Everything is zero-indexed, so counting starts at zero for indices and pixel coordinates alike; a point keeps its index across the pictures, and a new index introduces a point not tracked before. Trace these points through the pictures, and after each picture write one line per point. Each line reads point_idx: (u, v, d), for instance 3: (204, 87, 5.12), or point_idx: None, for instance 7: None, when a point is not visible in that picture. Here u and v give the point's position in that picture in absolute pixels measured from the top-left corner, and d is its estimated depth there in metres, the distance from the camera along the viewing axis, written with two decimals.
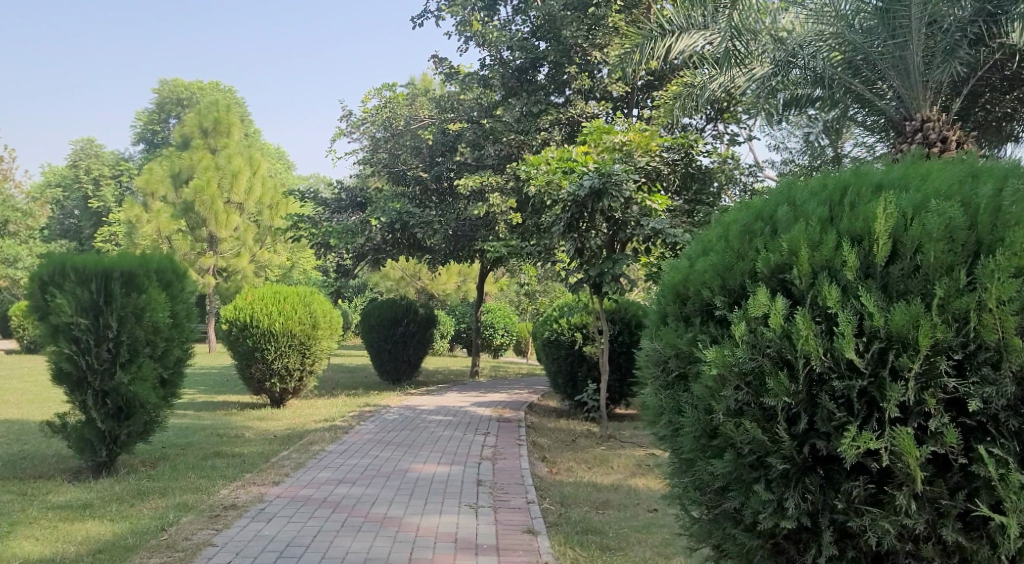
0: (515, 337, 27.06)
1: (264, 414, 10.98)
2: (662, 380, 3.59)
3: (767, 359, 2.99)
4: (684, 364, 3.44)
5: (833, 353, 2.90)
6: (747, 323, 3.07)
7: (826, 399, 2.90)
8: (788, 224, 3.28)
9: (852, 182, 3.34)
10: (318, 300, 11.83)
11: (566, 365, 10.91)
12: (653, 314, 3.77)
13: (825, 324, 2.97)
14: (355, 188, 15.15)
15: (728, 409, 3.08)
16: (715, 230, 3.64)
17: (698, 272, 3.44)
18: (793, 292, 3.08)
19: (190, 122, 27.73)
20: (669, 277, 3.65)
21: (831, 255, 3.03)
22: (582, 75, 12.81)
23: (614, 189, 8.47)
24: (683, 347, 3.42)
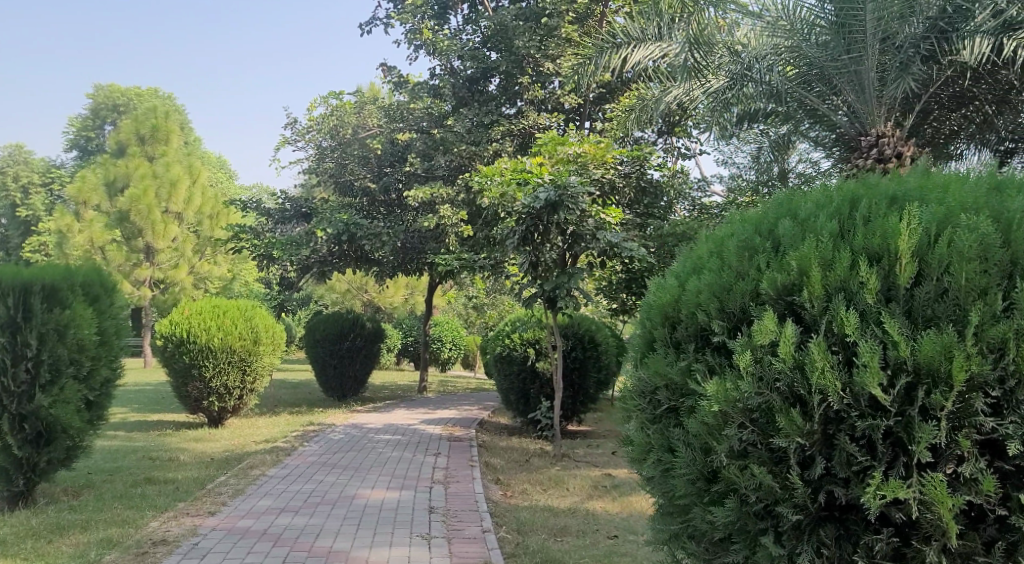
0: (463, 351, 26.73)
1: (201, 435, 10.46)
2: (650, 413, 3.38)
3: (776, 395, 2.80)
4: (676, 396, 3.22)
5: (853, 388, 2.70)
6: (752, 353, 2.88)
7: (846, 441, 2.71)
8: (795, 239, 3.08)
9: (862, 195, 3.18)
10: (260, 315, 11.35)
11: (519, 381, 10.63)
12: (638, 338, 3.56)
13: (843, 354, 2.76)
14: (300, 199, 14.70)
15: (732, 450, 2.90)
16: (708, 247, 3.46)
17: (691, 293, 3.24)
18: (804, 317, 2.89)
19: (127, 129, 26.80)
20: (656, 297, 3.44)
21: (847, 275, 2.84)
22: (534, 86, 12.62)
23: (570, 202, 8.25)
24: (675, 377, 3.21)
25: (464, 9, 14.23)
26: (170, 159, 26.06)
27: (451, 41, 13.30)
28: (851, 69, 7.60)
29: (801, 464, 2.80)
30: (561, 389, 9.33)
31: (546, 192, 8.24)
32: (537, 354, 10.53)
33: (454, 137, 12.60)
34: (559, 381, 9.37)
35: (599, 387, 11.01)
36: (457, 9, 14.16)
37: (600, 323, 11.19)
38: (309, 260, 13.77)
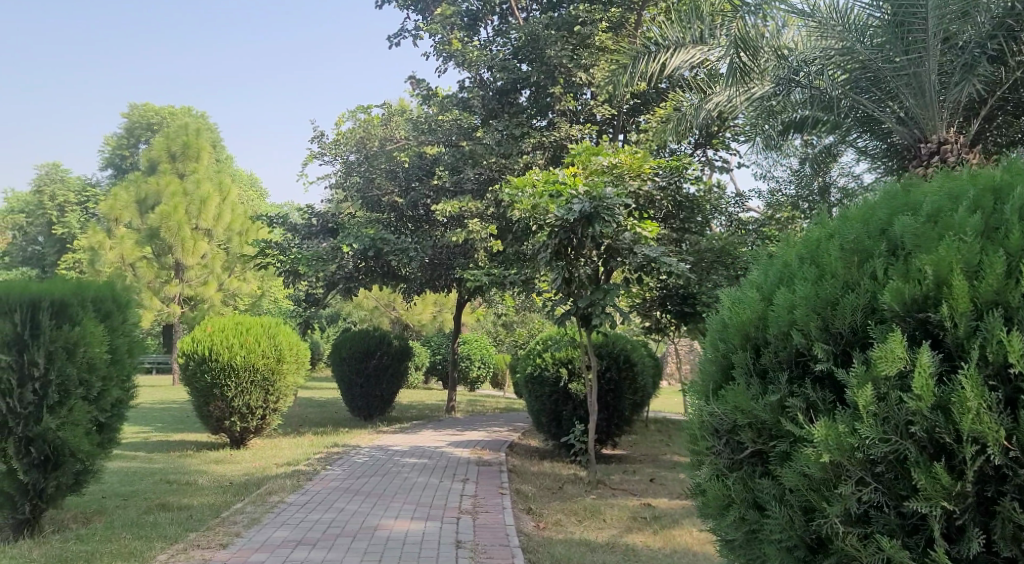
0: (492, 370, 26.27)
1: (223, 456, 10.13)
2: (728, 457, 3.33)
3: (913, 444, 2.69)
4: (765, 439, 3.16)
5: (1017, 437, 2.57)
6: (879, 387, 2.77)
7: (1011, 508, 2.59)
8: (927, 247, 2.95)
9: (995, 190, 3.04)
10: (284, 332, 11.03)
11: (551, 403, 10.19)
12: (714, 364, 3.49)
13: (1001, 393, 2.63)
14: (327, 213, 14.43)
15: (849, 512, 2.81)
16: (804, 256, 3.37)
17: (787, 307, 3.14)
18: (942, 340, 2.76)
19: (158, 146, 26.87)
20: (740, 314, 3.36)
21: (999, 287, 2.70)
22: (566, 96, 12.25)
23: (607, 213, 7.83)
24: (765, 416, 3.13)
25: (494, 21, 13.94)
26: (200, 176, 26.05)
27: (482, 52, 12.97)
28: (909, 72, 7.14)
29: (948, 539, 2.70)
30: (595, 411, 8.90)
31: (580, 203, 7.81)
32: (569, 375, 10.11)
33: (483, 150, 12.25)
34: (593, 403, 8.94)
35: (635, 409, 10.54)
36: (487, 20, 13.86)
37: (635, 341, 10.80)
38: (335, 276, 13.41)
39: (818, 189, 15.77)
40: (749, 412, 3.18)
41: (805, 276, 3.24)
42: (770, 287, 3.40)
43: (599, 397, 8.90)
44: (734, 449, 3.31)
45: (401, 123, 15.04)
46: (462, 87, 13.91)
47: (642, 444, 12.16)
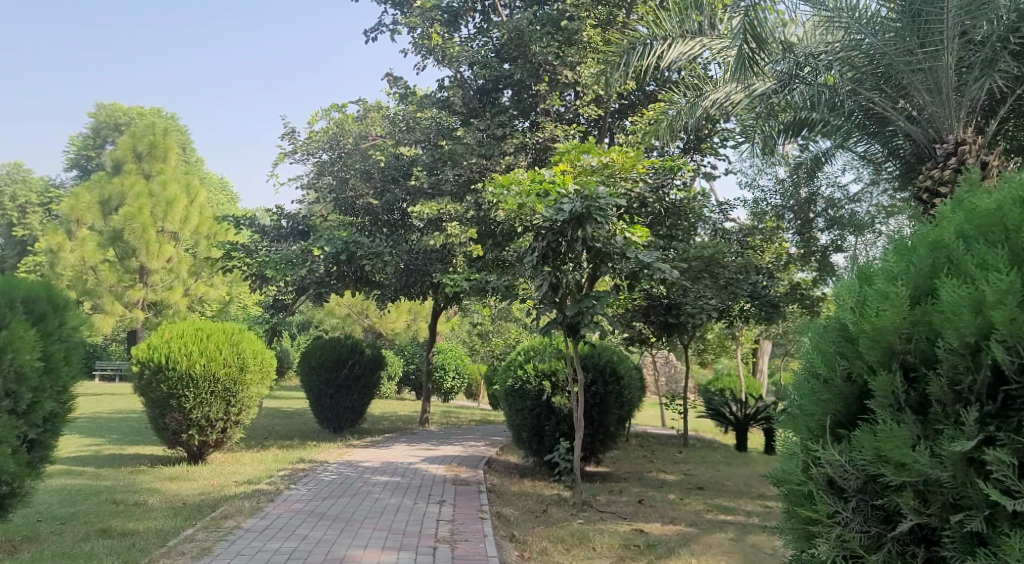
0: (466, 381, 25.61)
1: (178, 473, 9.38)
2: (877, 518, 3.17)
3: None
4: (938, 498, 2.99)
5: None
6: None
7: None
8: None
9: None
10: (247, 340, 10.29)
11: (532, 418, 9.57)
12: (851, 391, 3.34)
13: None
14: (297, 215, 13.74)
15: None
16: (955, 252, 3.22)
17: (971, 318, 2.94)
18: None
19: (123, 145, 25.88)
20: (890, 330, 3.16)
21: None
22: (551, 95, 11.72)
23: (600, 213, 7.26)
24: (941, 474, 2.95)
25: (476, 17, 13.38)
26: (167, 177, 25.12)
27: (463, 47, 12.39)
28: (924, 67, 6.70)
29: None
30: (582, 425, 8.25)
31: (572, 203, 7.24)
32: (553, 388, 9.52)
33: (463, 149, 11.65)
34: (580, 416, 8.30)
35: (621, 423, 9.97)
36: (467, 18, 13.29)
37: (621, 352, 10.25)
38: (304, 280, 12.68)
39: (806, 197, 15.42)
40: (910, 467, 3.00)
41: (973, 275, 3.07)
42: (917, 290, 3.25)
43: (587, 408, 8.26)
44: (866, 517, 3.20)
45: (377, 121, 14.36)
46: (441, 86, 13.33)
47: (625, 460, 11.58)
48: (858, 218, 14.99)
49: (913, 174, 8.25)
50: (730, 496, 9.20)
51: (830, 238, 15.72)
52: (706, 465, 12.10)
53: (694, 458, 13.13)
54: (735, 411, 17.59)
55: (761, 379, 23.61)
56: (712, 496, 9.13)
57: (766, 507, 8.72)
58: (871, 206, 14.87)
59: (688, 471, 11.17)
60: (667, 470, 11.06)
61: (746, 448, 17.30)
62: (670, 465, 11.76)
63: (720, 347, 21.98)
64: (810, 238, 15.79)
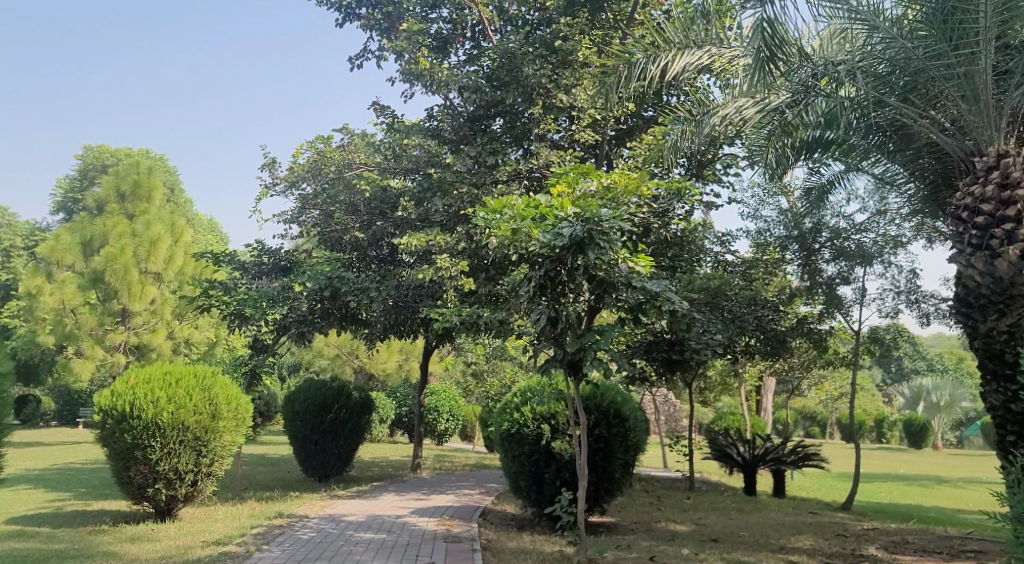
0: (460, 423, 24.71)
1: (141, 533, 8.53)
2: None
3: None
4: None
5: None
6: None
7: None
8: None
9: None
10: (221, 384, 9.48)
11: (530, 466, 8.81)
12: None
13: None
14: (280, 250, 13.02)
15: None
16: None
17: None
18: None
19: (106, 184, 25.20)
20: None
21: None
22: (546, 119, 11.22)
23: (603, 237, 6.58)
24: None
25: (466, 43, 12.78)
26: (151, 216, 24.42)
27: (453, 71, 11.79)
28: (959, 72, 6.27)
29: None
30: (585, 469, 7.51)
31: (573, 226, 6.58)
32: (552, 432, 8.79)
33: (454, 177, 11.06)
34: (581, 459, 7.56)
35: (627, 470, 9.19)
36: (456, 42, 12.66)
37: (626, 393, 9.49)
38: (286, 317, 11.93)
39: (810, 227, 14.88)
40: None
41: None
42: None
43: (589, 448, 7.50)
44: None
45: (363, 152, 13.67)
46: (430, 115, 12.72)
47: (631, 509, 10.77)
48: (865, 248, 14.56)
49: (941, 195, 7.62)
50: (747, 549, 8.41)
51: (837, 270, 14.93)
52: (717, 512, 11.31)
53: (703, 505, 12.33)
54: (743, 451, 16.78)
55: (764, 417, 22.83)
56: (728, 549, 8.35)
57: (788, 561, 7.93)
58: (879, 236, 14.49)
59: (698, 520, 10.38)
60: (676, 520, 10.26)
61: (755, 490, 16.47)
62: (679, 513, 10.96)
63: (722, 384, 21.24)
64: (815, 270, 15.06)
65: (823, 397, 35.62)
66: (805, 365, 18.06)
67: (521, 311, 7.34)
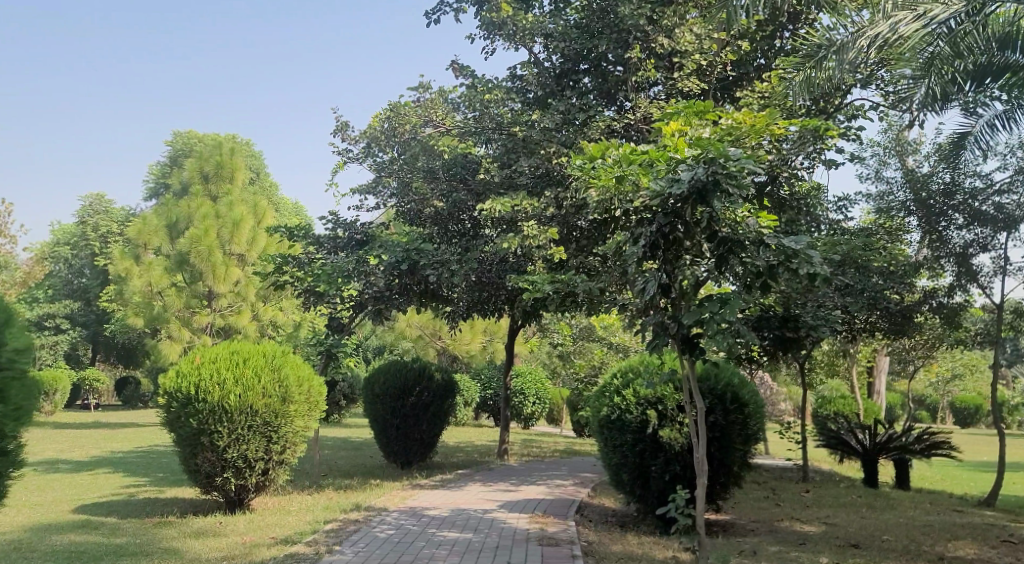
0: (548, 406, 23.75)
1: (208, 527, 7.81)
2: None
3: None
4: None
5: None
6: None
7: None
8: None
9: None
10: (292, 364, 8.67)
11: (635, 457, 7.75)
12: None
13: None
14: (356, 223, 12.21)
15: None
16: None
17: None
18: None
19: (191, 166, 25.24)
20: None
21: None
22: (646, 64, 9.93)
23: (731, 182, 5.28)
24: None
25: None
26: (234, 197, 24.19)
27: (537, 19, 10.76)
28: None
29: None
30: (703, 465, 6.34)
31: (693, 169, 5.33)
32: (659, 420, 7.69)
33: (541, 135, 10.02)
34: (699, 453, 6.40)
35: (747, 462, 8.01)
36: None
37: (744, 375, 8.25)
38: (363, 294, 11.28)
39: (941, 189, 13.14)
40: None
41: None
42: None
43: (706, 437, 6.34)
44: None
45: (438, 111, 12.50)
46: (512, 73, 11.60)
47: (746, 505, 9.58)
48: (1007, 211, 12.71)
49: None
50: (898, 559, 7.14)
51: (972, 237, 13.12)
52: (844, 510, 9.97)
53: (824, 499, 11.02)
54: (862, 439, 15.26)
55: (876, 400, 21.04)
56: (874, 559, 7.09)
57: None
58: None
59: (827, 520, 9.09)
60: (801, 519, 9.00)
61: (876, 482, 14.96)
62: (802, 510, 9.69)
63: (830, 365, 19.56)
64: (942, 239, 13.34)
65: (935, 378, 33.19)
66: (929, 344, 16.32)
67: (625, 278, 6.19)
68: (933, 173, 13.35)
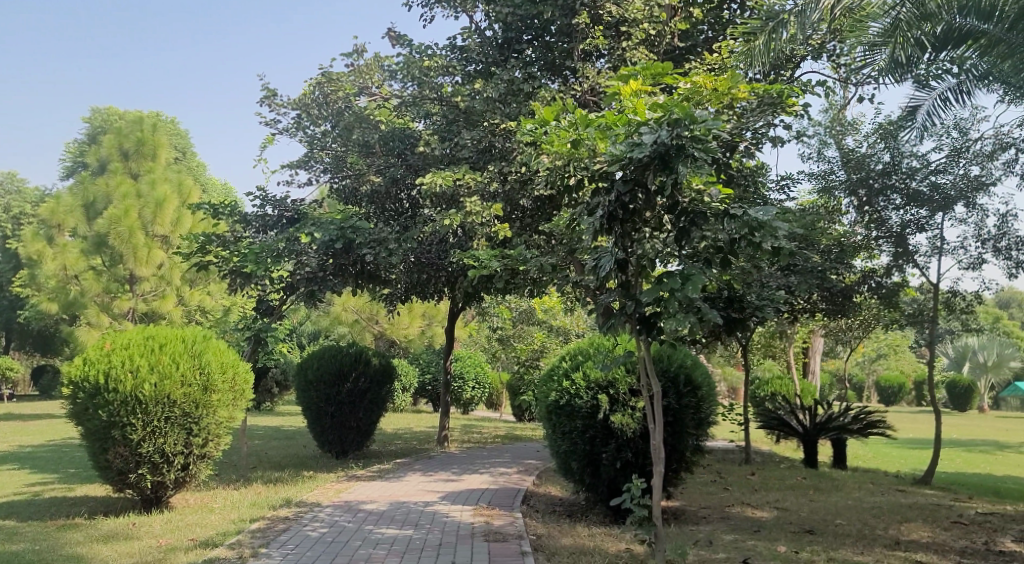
0: (487, 390, 23.34)
1: (119, 529, 7.11)
2: None
3: None
4: None
5: None
6: None
7: None
8: None
9: None
10: (214, 350, 7.97)
11: (584, 444, 7.36)
12: None
13: None
14: (285, 199, 11.44)
15: None
16: None
17: None
18: None
19: (109, 143, 23.84)
20: None
21: None
22: (594, 31, 9.50)
23: (698, 146, 4.83)
24: None
25: None
26: (157, 175, 22.94)
27: None
28: None
29: None
30: (661, 451, 5.97)
31: (657, 132, 4.86)
32: (611, 404, 7.31)
33: (484, 106, 9.52)
34: (656, 439, 6.02)
35: (699, 447, 7.68)
36: None
37: (697, 356, 7.91)
38: (294, 275, 10.50)
39: (880, 169, 13.01)
40: None
41: None
42: None
43: (664, 421, 5.97)
44: None
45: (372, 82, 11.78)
46: (452, 42, 11.00)
47: (695, 490, 9.32)
48: (943, 191, 12.66)
49: None
50: (855, 544, 6.87)
51: (909, 217, 13.01)
52: (792, 492, 9.77)
53: (768, 482, 10.84)
54: (803, 420, 15.21)
55: (812, 381, 21.22)
56: (831, 546, 6.80)
57: (912, 561, 6.36)
58: (959, 177, 12.60)
59: (777, 504, 8.83)
60: (751, 504, 8.73)
61: (817, 463, 14.94)
62: (751, 494, 9.48)
63: (767, 347, 19.61)
64: (880, 219, 13.20)
65: (864, 358, 33.95)
66: (867, 325, 16.39)
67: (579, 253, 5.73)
68: (872, 153, 13.19)
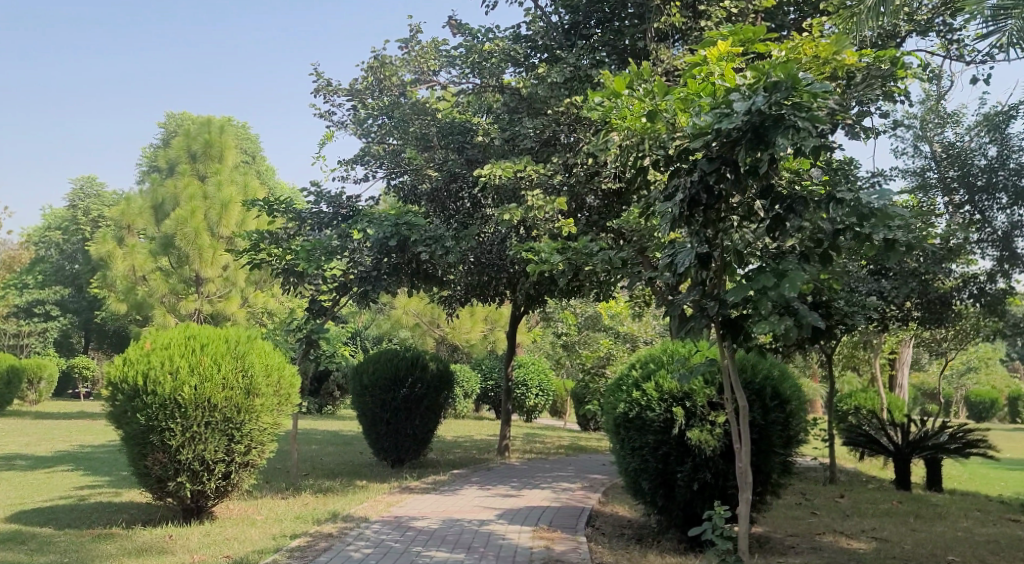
0: (552, 398, 22.64)
1: (153, 542, 6.63)
2: None
3: None
4: None
5: None
6: None
7: None
8: None
9: None
10: (257, 351, 7.50)
11: (655, 461, 6.65)
12: None
13: None
14: (339, 196, 11.02)
15: None
16: None
17: None
18: None
19: (178, 144, 23.94)
20: None
21: None
22: (672, 9, 8.77)
23: (801, 113, 4.03)
24: None
25: None
26: (224, 177, 22.92)
27: None
28: None
29: None
30: (747, 474, 5.20)
31: (751, 99, 4.07)
32: (687, 419, 6.55)
33: (548, 92, 8.88)
34: (740, 461, 5.25)
35: (787, 469, 6.84)
36: None
37: (785, 366, 7.06)
38: (348, 274, 9.98)
39: (984, 165, 11.83)
40: None
41: None
42: None
43: (750, 440, 5.20)
44: None
45: (431, 70, 11.22)
46: (515, 29, 10.37)
47: (780, 515, 8.45)
48: None
49: None
50: None
51: (1016, 219, 11.72)
52: (888, 520, 8.81)
53: (860, 506, 9.85)
54: (894, 438, 14.07)
55: (899, 394, 19.89)
56: None
57: None
58: None
59: (875, 535, 7.90)
60: (845, 533, 7.82)
61: (909, 485, 13.79)
62: (842, 521, 8.56)
63: (850, 357, 18.41)
64: (984, 220, 11.88)
65: (949, 371, 32.11)
66: (962, 335, 15.12)
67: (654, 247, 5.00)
68: (977, 148, 12.04)
